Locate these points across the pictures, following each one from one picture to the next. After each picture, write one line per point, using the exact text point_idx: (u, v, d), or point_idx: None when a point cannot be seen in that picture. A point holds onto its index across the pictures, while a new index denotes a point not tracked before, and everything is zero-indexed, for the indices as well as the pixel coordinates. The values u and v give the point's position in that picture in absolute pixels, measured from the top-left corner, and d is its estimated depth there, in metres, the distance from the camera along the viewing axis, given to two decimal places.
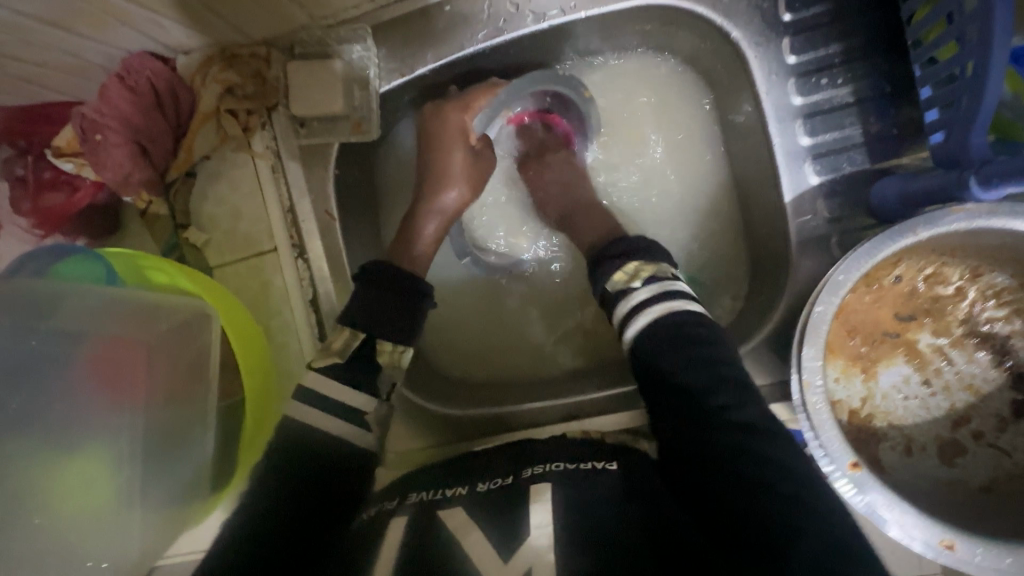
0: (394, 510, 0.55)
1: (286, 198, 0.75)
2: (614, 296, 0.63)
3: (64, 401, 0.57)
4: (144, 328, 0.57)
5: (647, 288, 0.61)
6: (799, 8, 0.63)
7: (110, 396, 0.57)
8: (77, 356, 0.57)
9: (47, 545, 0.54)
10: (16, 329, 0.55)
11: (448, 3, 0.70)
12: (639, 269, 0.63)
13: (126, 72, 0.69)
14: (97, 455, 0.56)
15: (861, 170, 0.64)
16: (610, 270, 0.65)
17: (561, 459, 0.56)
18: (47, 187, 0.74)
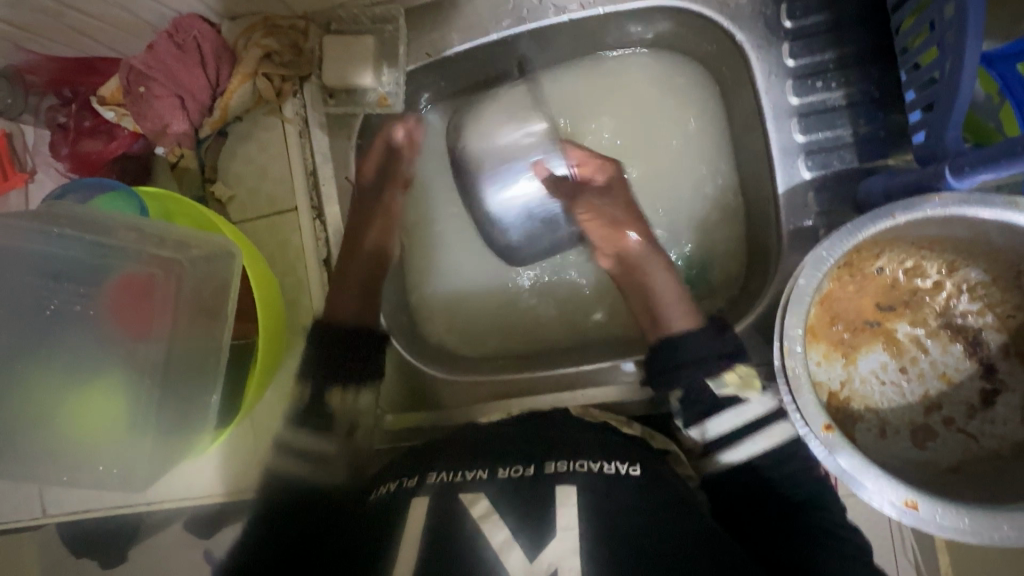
0: (413, 487, 0.62)
1: (310, 163, 0.80)
2: (724, 401, 0.70)
3: (90, 319, 0.60)
4: (166, 259, 0.59)
5: (762, 399, 0.70)
6: (800, 16, 0.69)
7: (128, 320, 0.60)
8: (105, 278, 0.60)
9: (68, 452, 0.59)
10: (49, 249, 0.58)
11: None
12: (750, 375, 0.69)
13: (175, 30, 0.74)
14: (111, 373, 0.60)
15: (849, 169, 0.69)
16: (725, 369, 0.69)
17: (586, 458, 0.64)
18: (88, 135, 0.79)
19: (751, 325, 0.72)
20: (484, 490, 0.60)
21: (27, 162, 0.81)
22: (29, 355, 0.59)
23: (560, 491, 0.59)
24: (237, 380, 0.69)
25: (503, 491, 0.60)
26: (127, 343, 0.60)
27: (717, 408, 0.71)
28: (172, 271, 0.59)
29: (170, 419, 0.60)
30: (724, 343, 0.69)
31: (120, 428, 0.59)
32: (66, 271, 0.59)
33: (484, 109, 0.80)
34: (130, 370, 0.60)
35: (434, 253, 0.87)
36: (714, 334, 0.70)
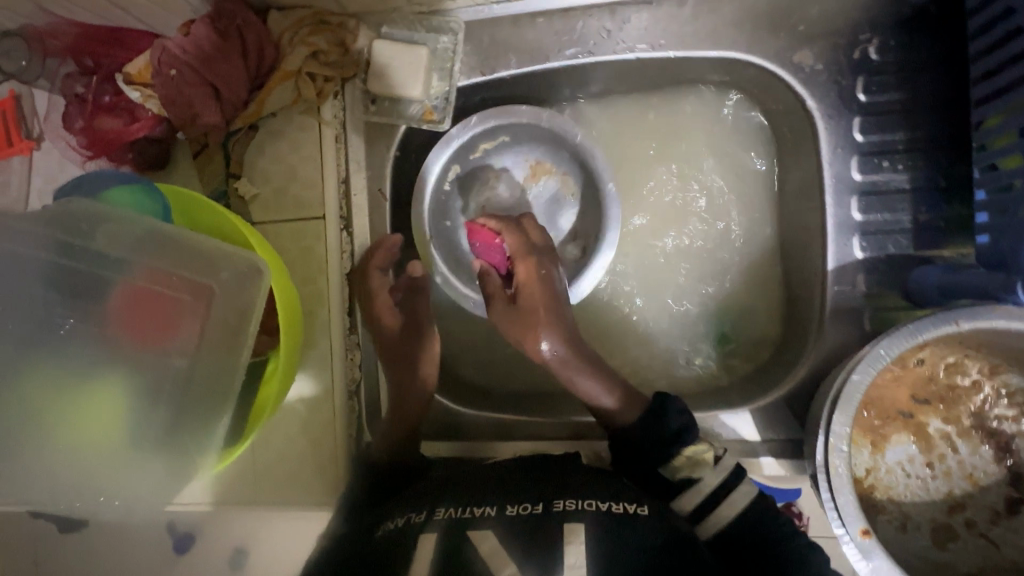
0: (421, 524, 0.61)
1: (342, 170, 0.76)
2: (681, 483, 0.65)
3: (100, 330, 0.55)
4: (194, 279, 0.55)
5: (718, 471, 0.65)
6: (876, 91, 0.67)
7: (142, 333, 0.55)
8: (115, 286, 0.54)
9: (58, 469, 0.54)
10: (59, 254, 0.53)
11: (540, 15, 0.73)
12: (698, 450, 0.66)
13: (217, 16, 0.69)
14: (114, 393, 0.55)
15: (903, 254, 0.67)
16: (672, 452, 0.66)
17: (594, 498, 0.62)
18: (106, 111, 0.73)
19: (781, 398, 0.70)
20: (492, 529, 0.58)
21: (33, 127, 0.74)
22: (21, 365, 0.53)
23: (569, 530, 0.58)
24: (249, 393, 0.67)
25: (514, 530, 0.58)
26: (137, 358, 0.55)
27: (678, 487, 0.65)
28: (206, 295, 0.56)
29: (177, 445, 0.56)
30: (674, 419, 0.67)
31: (122, 448, 0.54)
32: (74, 278, 0.54)
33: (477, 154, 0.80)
34: (141, 387, 0.55)
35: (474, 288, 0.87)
36: (651, 418, 0.68)
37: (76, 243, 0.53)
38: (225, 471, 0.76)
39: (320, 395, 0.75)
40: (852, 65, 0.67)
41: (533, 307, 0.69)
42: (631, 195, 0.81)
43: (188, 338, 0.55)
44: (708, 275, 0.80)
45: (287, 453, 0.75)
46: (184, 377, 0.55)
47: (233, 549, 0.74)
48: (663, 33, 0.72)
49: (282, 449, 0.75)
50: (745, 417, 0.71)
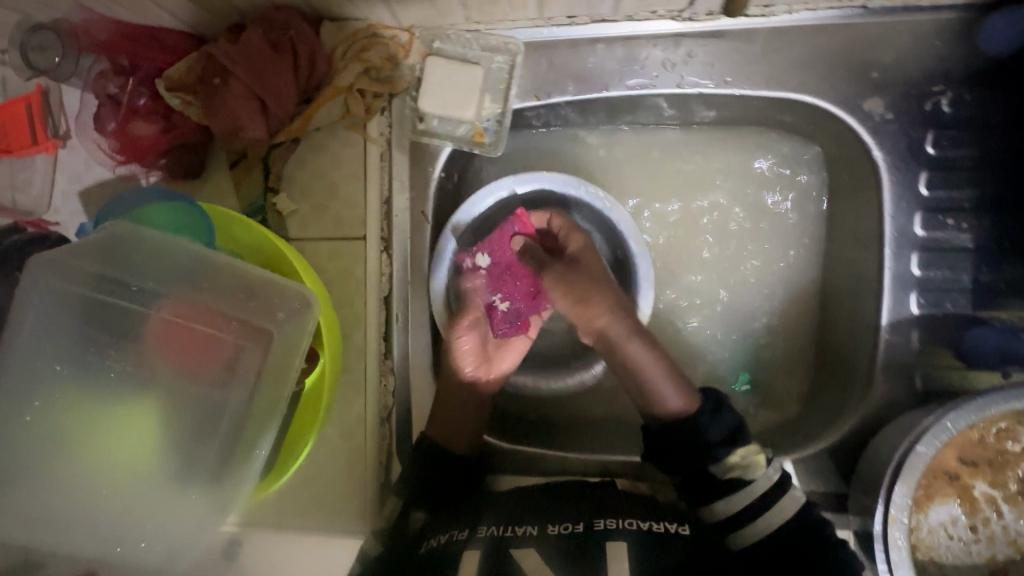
0: (466, 541, 0.63)
1: (386, 190, 0.73)
2: (731, 484, 0.65)
3: (131, 363, 0.51)
4: (246, 319, 0.51)
5: (771, 472, 0.65)
6: (945, 146, 0.65)
7: (180, 372, 0.51)
8: (155, 320, 0.50)
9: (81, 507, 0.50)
10: (97, 286, 0.49)
11: (600, 41, 0.70)
12: (751, 450, 0.66)
13: (270, 27, 0.66)
14: (143, 429, 0.51)
15: (960, 314, 0.66)
16: (727, 449, 0.66)
17: (635, 517, 0.65)
18: (140, 115, 0.70)
19: (824, 451, 0.69)
20: (537, 549, 0.61)
21: (60, 124, 0.71)
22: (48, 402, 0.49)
23: (612, 548, 0.61)
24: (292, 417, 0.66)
25: (557, 549, 0.61)
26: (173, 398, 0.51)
27: (729, 486, 0.65)
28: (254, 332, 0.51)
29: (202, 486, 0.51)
30: (724, 422, 0.68)
31: (150, 487, 0.50)
32: (110, 306, 0.50)
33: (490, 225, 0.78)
34: (173, 424, 0.51)
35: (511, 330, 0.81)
36: (709, 416, 0.68)
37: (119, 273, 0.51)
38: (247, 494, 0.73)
39: (352, 420, 0.73)
40: (923, 116, 0.65)
41: (587, 278, 0.72)
42: (678, 229, 0.79)
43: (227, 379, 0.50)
44: (751, 319, 0.78)
45: (310, 478, 0.73)
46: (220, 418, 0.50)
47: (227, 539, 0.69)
48: (730, 70, 0.69)
49: (307, 474, 0.73)
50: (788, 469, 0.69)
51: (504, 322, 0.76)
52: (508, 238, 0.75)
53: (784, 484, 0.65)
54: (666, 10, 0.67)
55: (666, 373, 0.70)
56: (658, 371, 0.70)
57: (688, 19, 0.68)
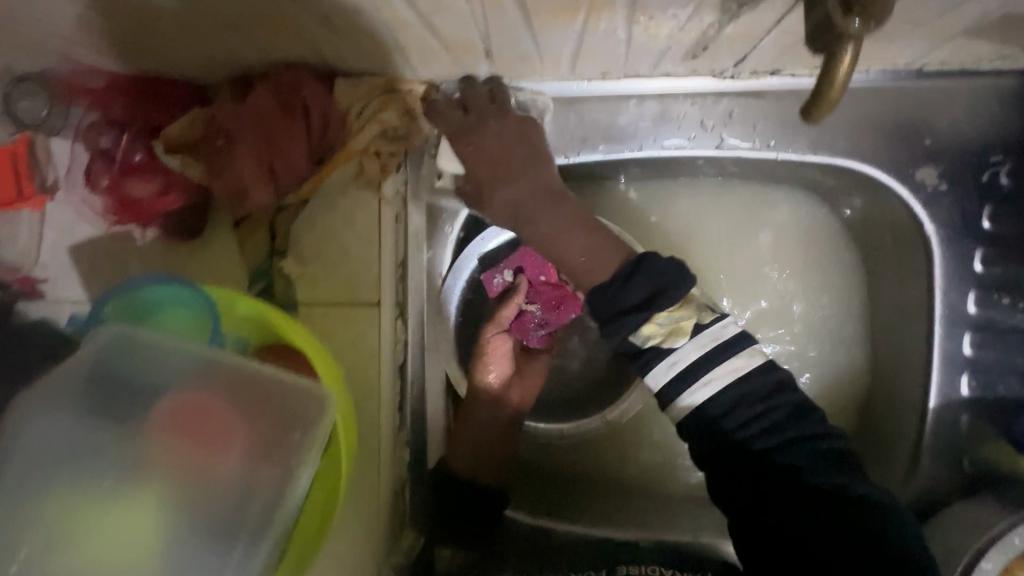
0: None
1: (401, 252, 0.68)
2: (652, 355, 0.54)
3: (128, 481, 0.46)
4: (259, 425, 0.49)
5: (694, 343, 0.53)
6: (1003, 220, 0.61)
7: (187, 493, 0.47)
8: (163, 436, 0.47)
9: None
10: (103, 402, 0.47)
11: (633, 98, 0.66)
12: (675, 317, 0.53)
13: (281, 86, 0.60)
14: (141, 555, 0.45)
15: (1012, 397, 0.62)
16: (641, 319, 0.54)
17: (657, 564, 0.62)
18: (135, 172, 0.64)
19: None
20: None
21: (48, 175, 0.66)
22: (40, 523, 0.44)
23: None
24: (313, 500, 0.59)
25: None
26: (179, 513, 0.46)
27: (649, 361, 0.54)
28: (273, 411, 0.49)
29: None
30: (638, 293, 0.54)
31: None
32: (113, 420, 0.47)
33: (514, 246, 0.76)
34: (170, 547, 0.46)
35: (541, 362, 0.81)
36: (623, 283, 0.56)
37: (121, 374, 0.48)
38: None
39: (367, 502, 0.68)
40: (980, 189, 0.61)
41: (488, 163, 0.62)
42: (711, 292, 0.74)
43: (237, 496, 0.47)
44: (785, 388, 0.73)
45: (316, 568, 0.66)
46: (235, 525, 0.46)
47: None
48: (773, 131, 0.64)
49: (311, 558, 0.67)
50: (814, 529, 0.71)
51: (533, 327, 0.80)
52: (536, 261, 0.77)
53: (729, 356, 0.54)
54: (708, 70, 0.62)
55: (581, 234, 0.61)
56: (569, 236, 0.61)
57: (729, 78, 0.63)
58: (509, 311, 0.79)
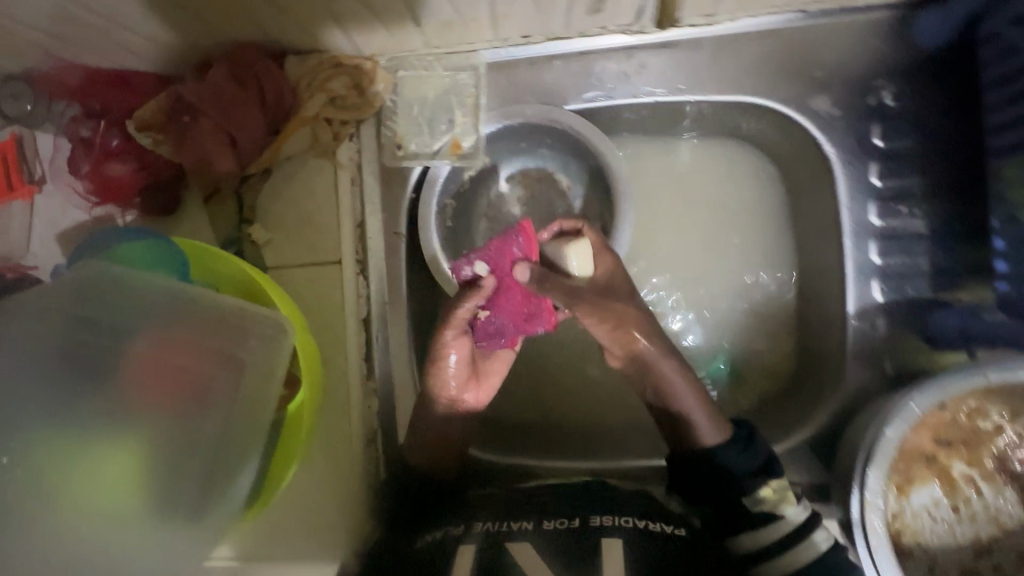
0: (458, 537, 0.62)
1: (358, 214, 0.74)
2: (758, 513, 0.64)
3: (107, 400, 0.52)
4: (222, 347, 0.55)
5: (800, 510, 0.63)
6: (893, 136, 0.67)
7: (160, 405, 0.53)
8: (133, 358, 0.53)
9: (59, 551, 0.49)
10: (76, 326, 0.52)
11: (556, 58, 0.73)
12: (778, 489, 0.64)
13: (236, 64, 0.68)
14: (125, 473, 0.51)
15: (921, 298, 0.68)
16: (761, 481, 0.64)
17: (631, 515, 0.63)
18: (115, 157, 0.71)
19: (805, 439, 0.70)
20: (531, 541, 0.59)
21: (36, 169, 0.71)
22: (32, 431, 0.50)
23: (605, 546, 0.58)
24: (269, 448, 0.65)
25: (551, 542, 0.59)
26: (146, 456, 0.52)
27: (754, 509, 0.64)
28: (231, 363, 0.54)
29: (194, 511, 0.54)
30: (756, 457, 0.65)
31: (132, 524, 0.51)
32: (86, 346, 0.52)
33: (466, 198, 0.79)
34: (155, 459, 0.53)
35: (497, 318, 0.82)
36: (743, 447, 0.66)
37: (91, 321, 0.52)
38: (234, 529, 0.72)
39: (343, 447, 0.73)
40: (867, 110, 0.68)
41: (665, 385, 0.68)
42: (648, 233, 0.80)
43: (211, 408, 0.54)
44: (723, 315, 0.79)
45: (297, 504, 0.73)
46: (199, 464, 0.54)
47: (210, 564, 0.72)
48: (682, 77, 0.72)
49: (296, 503, 0.73)
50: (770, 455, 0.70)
51: (486, 334, 0.69)
52: (509, 251, 0.64)
53: (814, 528, 0.63)
54: (617, 26, 0.69)
55: (700, 399, 0.68)
56: (689, 395, 0.68)
57: (640, 32, 0.70)
58: (461, 314, 0.64)
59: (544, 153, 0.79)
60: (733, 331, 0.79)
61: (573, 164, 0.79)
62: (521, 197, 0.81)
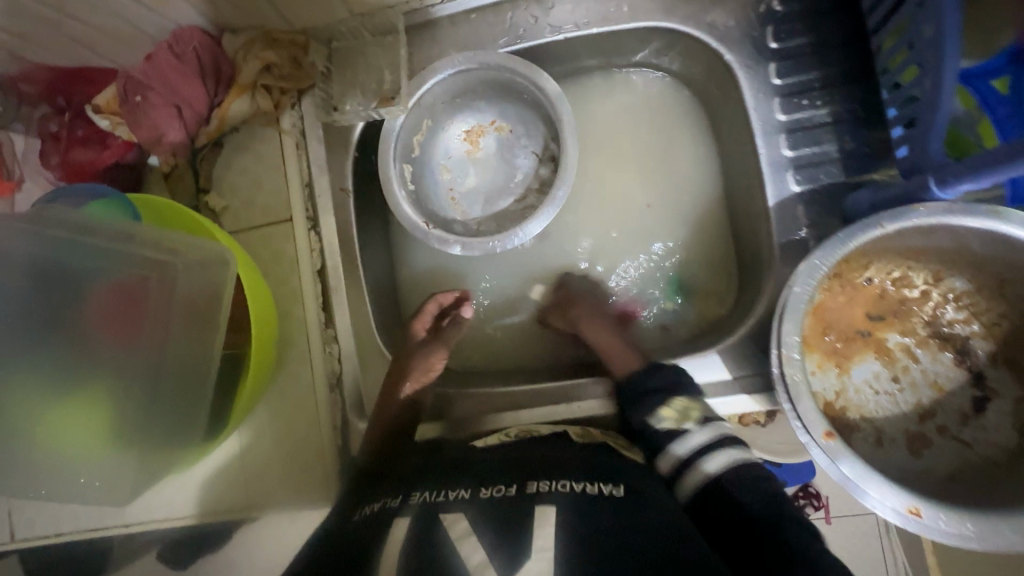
0: (397, 508, 0.55)
1: (305, 174, 0.79)
2: (666, 435, 0.63)
3: (78, 327, 0.59)
4: (159, 269, 0.58)
5: (702, 431, 0.62)
6: (785, 38, 0.72)
7: (121, 325, 0.59)
8: (94, 288, 0.59)
9: (52, 461, 0.58)
10: (37, 264, 0.57)
11: (473, 11, 0.78)
12: (687, 408, 0.64)
13: (175, 42, 0.75)
14: (101, 392, 0.59)
15: (837, 183, 0.70)
16: (659, 404, 0.65)
17: (568, 478, 0.56)
18: (80, 144, 0.78)
19: (748, 336, 0.71)
20: (466, 511, 0.53)
21: (14, 171, 0.78)
22: (15, 358, 0.56)
23: (541, 512, 0.52)
24: (226, 389, 0.69)
25: (486, 512, 0.52)
26: (113, 372, 0.59)
27: (661, 437, 0.63)
28: (164, 269, 0.58)
29: (161, 429, 0.60)
30: (657, 381, 0.66)
31: (108, 438, 0.58)
32: (52, 280, 0.58)
33: (420, 161, 0.82)
34: (120, 378, 0.59)
35: (450, 264, 0.85)
36: (645, 373, 0.67)
37: (49, 268, 0.58)
38: (213, 480, 0.76)
39: (308, 393, 0.77)
40: (760, 18, 0.72)
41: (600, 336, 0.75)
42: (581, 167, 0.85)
43: (158, 329, 0.58)
44: (662, 234, 0.83)
45: (270, 452, 0.76)
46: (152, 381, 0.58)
47: (195, 515, 0.76)
48: (586, 12, 0.76)
49: (268, 449, 0.77)
50: (713, 358, 0.71)
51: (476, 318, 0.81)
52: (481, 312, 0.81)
53: (717, 449, 0.60)
54: None
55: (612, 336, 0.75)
56: (608, 337, 0.75)
57: None
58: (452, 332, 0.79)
59: (481, 106, 0.83)
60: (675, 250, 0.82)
61: (511, 107, 0.82)
62: (471, 152, 0.84)
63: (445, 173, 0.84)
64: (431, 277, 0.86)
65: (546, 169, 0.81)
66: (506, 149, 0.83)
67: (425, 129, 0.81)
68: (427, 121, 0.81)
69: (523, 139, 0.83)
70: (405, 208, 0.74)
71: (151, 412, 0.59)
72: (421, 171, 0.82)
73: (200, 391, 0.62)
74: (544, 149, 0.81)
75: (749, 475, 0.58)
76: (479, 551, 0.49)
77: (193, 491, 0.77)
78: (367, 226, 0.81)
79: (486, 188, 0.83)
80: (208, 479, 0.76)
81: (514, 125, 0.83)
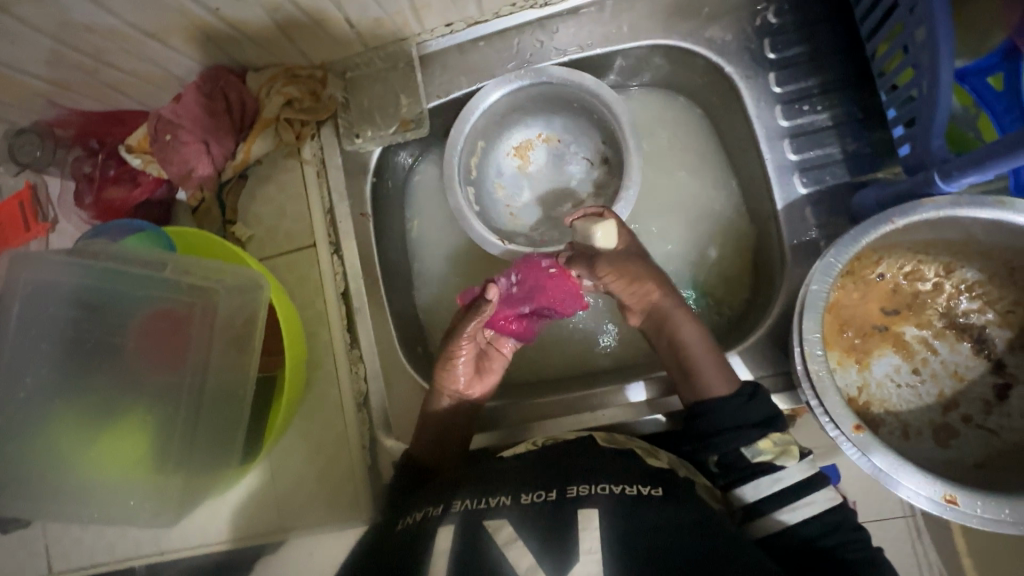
0: (438, 517, 0.56)
1: (327, 201, 0.82)
2: (761, 467, 0.63)
3: (124, 354, 0.62)
4: (202, 295, 0.62)
5: (800, 467, 0.63)
6: (782, 49, 0.75)
7: (163, 350, 0.62)
8: (138, 318, 0.62)
9: (100, 485, 0.60)
10: (84, 297, 0.61)
11: (481, 39, 0.82)
12: (785, 442, 0.64)
13: (203, 82, 0.80)
14: (145, 416, 0.62)
15: (841, 183, 0.72)
16: (759, 435, 0.64)
17: (608, 480, 0.57)
18: (113, 182, 0.83)
19: (766, 336, 0.72)
20: (507, 517, 0.54)
21: (48, 212, 0.85)
22: (68, 385, 0.61)
23: (584, 515, 0.53)
24: (261, 411, 0.71)
25: (528, 518, 0.53)
26: (158, 396, 0.62)
27: (755, 470, 0.63)
28: (208, 295, 0.62)
29: (204, 453, 0.61)
30: (753, 413, 0.64)
31: (151, 461, 0.60)
32: (101, 311, 0.62)
33: (478, 183, 0.85)
34: (163, 402, 0.62)
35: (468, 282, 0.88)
36: (745, 401, 0.65)
37: (95, 300, 0.61)
38: (246, 504, 0.78)
39: (337, 413, 0.79)
40: (756, 31, 0.76)
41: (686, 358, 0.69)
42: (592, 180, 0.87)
43: (199, 353, 0.61)
44: (674, 242, 0.85)
45: (302, 474, 0.78)
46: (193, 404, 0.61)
47: (228, 539, 0.77)
48: (589, 34, 0.80)
49: (299, 470, 0.78)
50: (734, 361, 0.72)
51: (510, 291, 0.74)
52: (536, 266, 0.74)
53: (811, 487, 0.62)
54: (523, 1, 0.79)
55: (711, 357, 0.68)
56: (704, 359, 0.68)
57: (545, 4, 0.79)
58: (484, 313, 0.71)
59: (529, 121, 0.86)
60: (688, 256, 0.84)
61: (559, 118, 0.85)
62: (524, 167, 0.87)
63: (501, 190, 0.87)
64: (450, 296, 0.88)
65: (598, 172, 0.84)
66: (558, 159, 0.87)
67: (479, 152, 0.84)
68: (478, 144, 0.84)
69: (575, 148, 0.86)
70: (477, 229, 0.78)
71: (191, 436, 0.61)
72: (480, 193, 0.85)
73: (236, 411, 0.63)
74: (596, 152, 0.84)
75: (833, 520, 0.61)
76: (526, 554, 0.50)
77: (225, 516, 0.78)
78: (387, 248, 0.84)
79: (544, 199, 0.86)
80: (241, 504, 0.78)
81: (562, 135, 0.86)
